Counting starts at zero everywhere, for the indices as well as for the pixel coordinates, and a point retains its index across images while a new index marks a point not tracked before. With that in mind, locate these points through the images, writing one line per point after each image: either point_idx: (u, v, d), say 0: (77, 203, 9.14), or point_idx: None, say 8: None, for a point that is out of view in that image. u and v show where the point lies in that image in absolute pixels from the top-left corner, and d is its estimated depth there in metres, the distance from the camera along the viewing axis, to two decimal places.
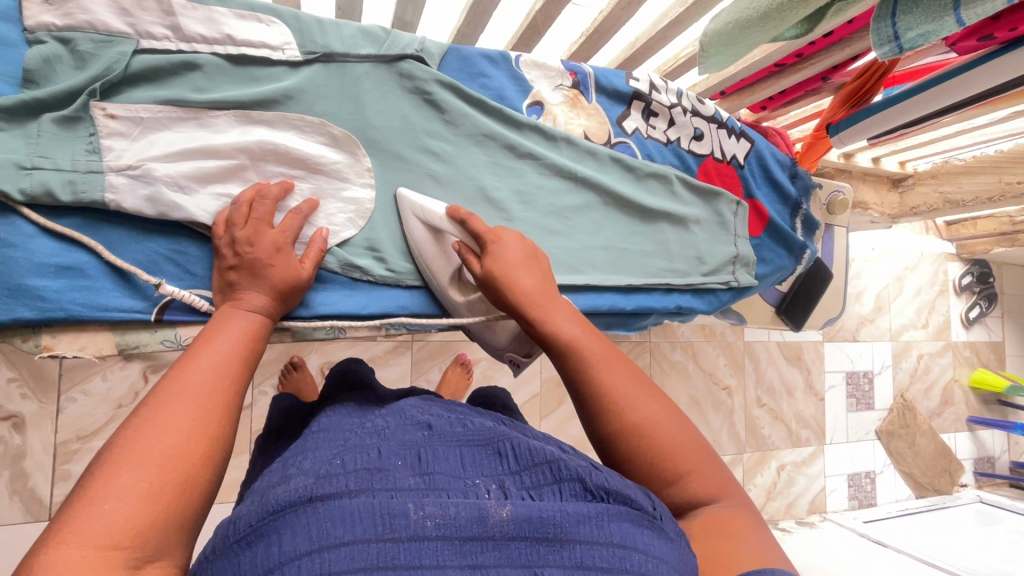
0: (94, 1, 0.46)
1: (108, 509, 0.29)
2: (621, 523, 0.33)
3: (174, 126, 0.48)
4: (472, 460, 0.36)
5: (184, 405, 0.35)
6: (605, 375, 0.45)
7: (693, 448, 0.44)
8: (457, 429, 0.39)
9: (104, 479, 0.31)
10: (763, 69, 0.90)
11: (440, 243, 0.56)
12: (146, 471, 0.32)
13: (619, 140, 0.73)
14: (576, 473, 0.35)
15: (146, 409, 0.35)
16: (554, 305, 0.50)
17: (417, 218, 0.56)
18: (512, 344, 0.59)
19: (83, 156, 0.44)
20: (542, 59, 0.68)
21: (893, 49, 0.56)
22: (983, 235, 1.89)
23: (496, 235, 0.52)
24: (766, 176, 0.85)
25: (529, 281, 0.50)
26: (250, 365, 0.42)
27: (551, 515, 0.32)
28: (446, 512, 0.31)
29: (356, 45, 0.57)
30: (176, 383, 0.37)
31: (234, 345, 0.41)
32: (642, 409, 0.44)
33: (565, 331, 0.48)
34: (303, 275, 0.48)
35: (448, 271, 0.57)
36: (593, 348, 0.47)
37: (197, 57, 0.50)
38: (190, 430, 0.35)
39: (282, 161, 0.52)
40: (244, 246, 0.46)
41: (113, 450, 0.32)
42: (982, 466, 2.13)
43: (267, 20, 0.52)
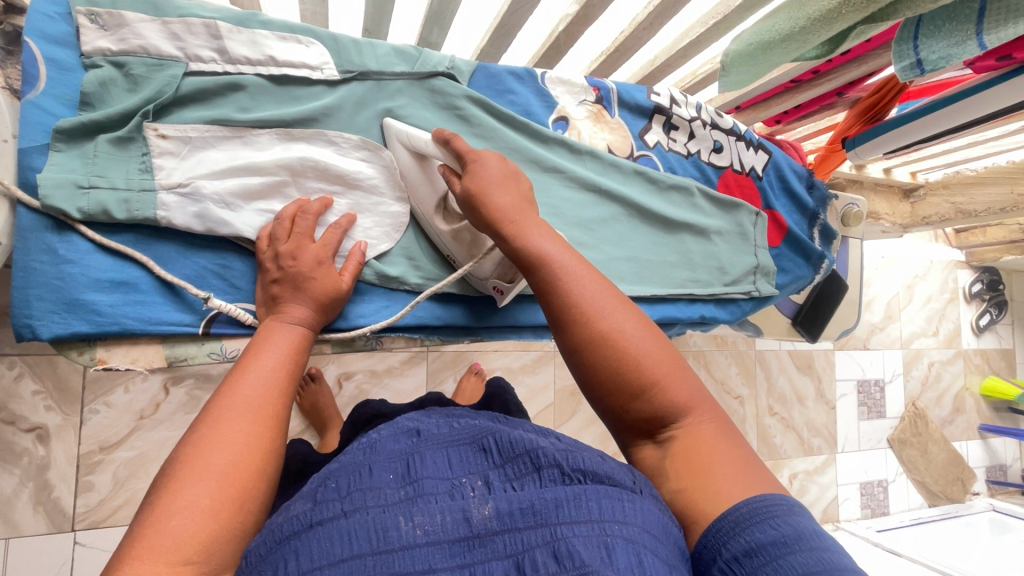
0: (147, 27, 0.47)
1: (177, 524, 0.31)
2: (600, 498, 0.33)
3: (220, 145, 0.50)
4: (459, 459, 0.38)
5: (231, 419, 0.37)
6: (574, 286, 0.45)
7: (665, 360, 0.43)
8: (443, 431, 0.41)
9: (169, 497, 0.32)
10: (779, 84, 0.91)
11: (426, 169, 0.56)
12: (207, 486, 0.33)
13: (641, 153, 0.74)
14: (553, 459, 0.36)
15: (201, 426, 0.36)
16: (529, 219, 0.48)
17: (402, 145, 0.56)
18: (495, 272, 0.56)
19: (136, 175, 0.46)
20: (566, 75, 0.70)
21: (914, 68, 0.57)
22: (993, 243, 1.90)
23: (476, 155, 0.51)
24: (784, 187, 0.86)
25: (504, 200, 0.49)
26: (294, 378, 0.43)
27: (529, 504, 0.33)
28: (433, 520, 0.32)
29: (390, 63, 0.59)
30: (227, 399, 0.38)
31: (280, 358, 0.42)
32: (611, 320, 0.43)
33: (536, 245, 0.47)
34: (343, 287, 0.50)
35: (432, 198, 0.56)
36: (562, 258, 0.46)
37: (242, 78, 0.51)
38: (245, 444, 0.36)
39: (322, 177, 0.53)
40: (288, 259, 0.47)
41: (176, 467, 0.34)
42: (994, 475, 2.12)
43: (307, 41, 0.54)
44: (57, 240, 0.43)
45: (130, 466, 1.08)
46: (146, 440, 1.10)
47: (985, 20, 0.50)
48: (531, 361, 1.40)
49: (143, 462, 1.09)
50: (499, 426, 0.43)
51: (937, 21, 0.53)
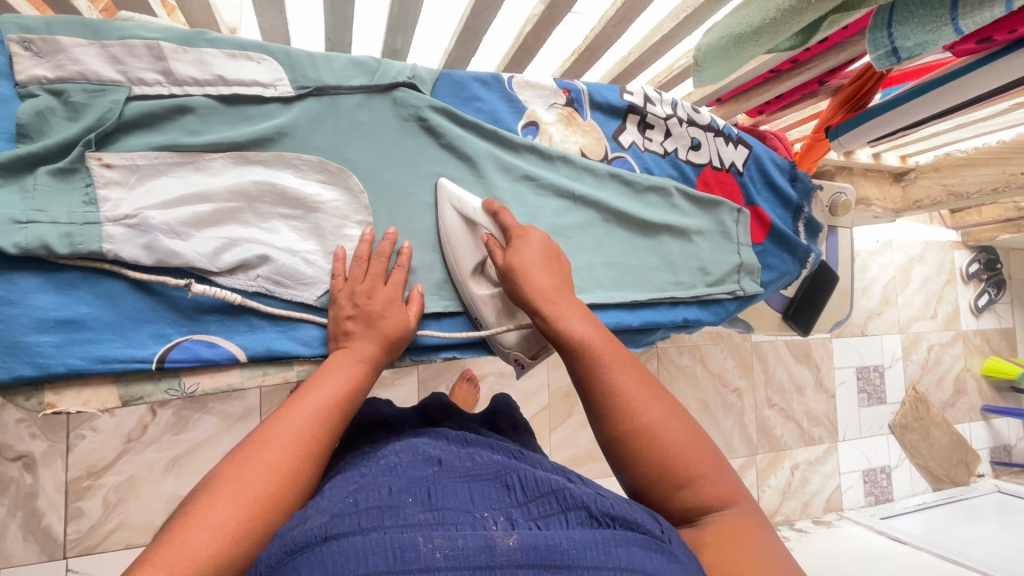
0: (85, 52, 0.46)
1: (199, 538, 0.32)
2: (628, 546, 0.33)
3: (170, 172, 0.48)
4: (481, 493, 0.36)
5: (227, 503, 0.34)
6: (616, 372, 0.45)
7: (704, 452, 0.43)
8: (465, 464, 0.39)
9: (202, 510, 0.34)
10: (758, 75, 0.89)
11: (472, 235, 0.58)
12: (238, 508, 0.34)
13: (616, 155, 0.73)
14: (581, 501, 0.35)
15: (249, 450, 0.39)
16: (568, 303, 0.50)
17: (453, 208, 0.58)
18: (520, 346, 0.59)
19: (79, 208, 0.44)
20: (535, 79, 0.68)
21: (891, 57, 0.55)
22: (988, 222, 1.87)
23: (523, 232, 0.55)
24: (767, 181, 0.84)
25: (544, 281, 0.51)
26: (345, 415, 0.44)
27: (557, 542, 0.32)
28: (455, 544, 0.31)
29: (348, 76, 0.57)
30: (229, 480, 0.36)
31: (331, 395, 0.44)
32: (653, 411, 0.43)
33: (577, 330, 0.48)
34: (411, 326, 0.52)
35: (473, 262, 0.57)
36: (604, 346, 0.47)
37: (189, 100, 0.50)
38: (281, 476, 0.37)
39: (279, 200, 0.52)
40: (363, 297, 0.50)
41: (215, 485, 0.36)
42: (998, 455, 2.10)
43: (257, 58, 0.52)
44: None
45: (119, 491, 1.06)
46: (134, 464, 1.07)
47: (961, 4, 0.48)
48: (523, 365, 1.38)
49: (133, 486, 1.07)
50: (516, 462, 0.42)
51: (910, 7, 0.51)
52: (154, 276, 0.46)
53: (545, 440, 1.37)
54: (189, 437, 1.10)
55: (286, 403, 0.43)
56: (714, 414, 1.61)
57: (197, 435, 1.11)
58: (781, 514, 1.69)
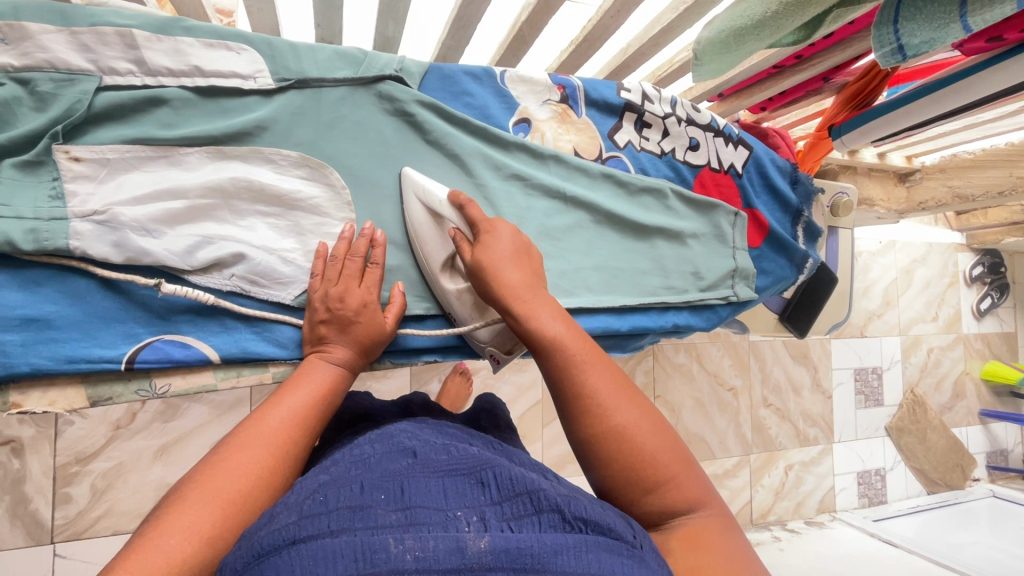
0: (53, 39, 0.44)
1: (170, 544, 0.32)
2: (599, 551, 0.32)
3: (143, 166, 0.46)
4: (455, 490, 0.35)
5: (199, 505, 0.34)
6: (589, 372, 0.43)
7: (674, 454, 0.42)
8: (440, 455, 0.38)
9: (174, 515, 0.33)
10: (762, 71, 0.87)
11: (439, 228, 0.55)
12: (210, 511, 0.34)
13: (611, 155, 0.71)
14: (555, 504, 0.34)
15: (223, 454, 0.38)
16: (540, 301, 0.47)
17: (418, 200, 0.55)
18: (494, 340, 0.56)
19: (45, 202, 0.42)
20: (528, 74, 0.65)
21: (896, 54, 0.53)
22: (994, 225, 1.85)
23: (490, 226, 0.52)
24: (766, 184, 0.82)
25: (516, 277, 0.49)
26: (320, 417, 0.44)
27: (528, 546, 0.31)
28: (426, 546, 0.30)
29: (332, 68, 0.55)
30: (202, 484, 0.35)
31: (308, 397, 0.44)
32: (624, 413, 0.42)
33: (549, 328, 0.45)
34: (387, 330, 0.51)
35: (441, 256, 0.55)
36: (576, 345, 0.45)
37: (164, 92, 0.48)
38: (256, 479, 0.37)
39: (257, 197, 0.50)
40: (335, 301, 0.48)
41: (189, 489, 0.35)
42: (994, 459, 2.10)
43: (237, 48, 0.50)
44: None
45: (107, 478, 1.05)
46: (122, 451, 1.07)
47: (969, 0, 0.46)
48: (517, 360, 1.37)
49: (121, 474, 1.06)
50: (497, 455, 0.40)
51: (917, 4, 0.49)
52: (123, 274, 0.45)
53: (537, 436, 1.37)
54: (178, 425, 1.10)
55: (262, 407, 0.42)
56: (709, 413, 1.60)
57: (186, 424, 1.10)
58: (773, 514, 1.68)
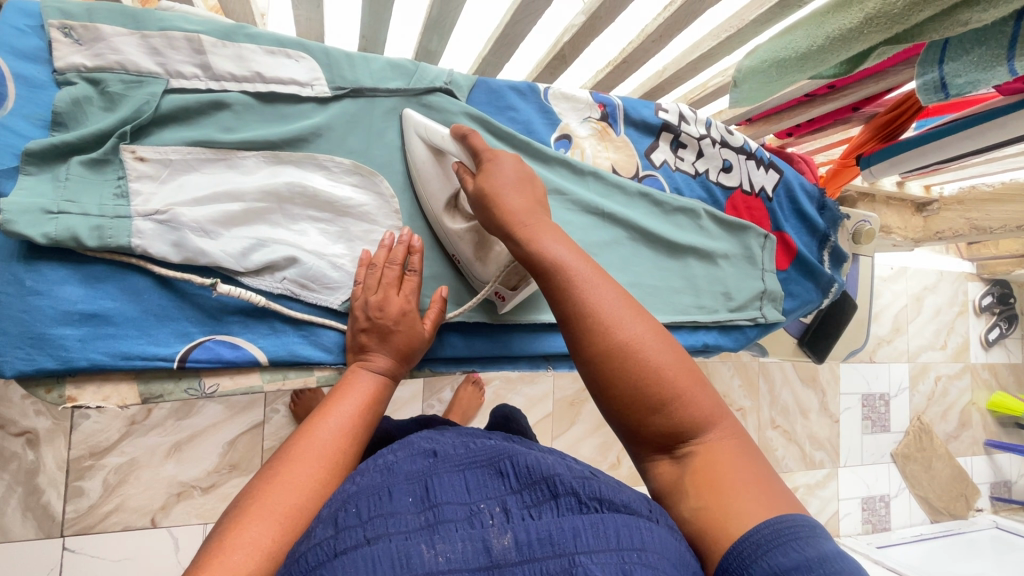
0: (125, 41, 0.45)
1: (234, 560, 0.31)
2: (617, 525, 0.31)
3: (202, 168, 0.47)
4: (476, 483, 0.36)
5: (258, 521, 0.33)
6: (592, 292, 0.42)
7: (684, 370, 0.41)
8: (459, 452, 0.38)
9: (234, 530, 0.33)
10: (792, 98, 0.88)
11: (442, 165, 0.54)
12: (270, 526, 0.33)
13: (647, 173, 0.72)
14: (570, 487, 0.34)
15: (276, 467, 0.37)
16: (542, 225, 0.45)
17: (419, 138, 0.54)
18: (500, 279, 0.54)
19: (110, 201, 0.43)
20: (571, 91, 0.67)
21: (939, 93, 0.54)
22: (1005, 256, 1.86)
23: (493, 155, 0.49)
24: (795, 209, 0.83)
25: (517, 202, 0.47)
26: (367, 428, 0.43)
27: (547, 534, 0.31)
28: (454, 546, 0.31)
29: (385, 78, 0.56)
30: (260, 501, 0.35)
31: (355, 407, 0.43)
32: (630, 330, 0.40)
33: (551, 250, 0.43)
34: (425, 338, 0.50)
35: (444, 195, 0.54)
36: (578, 264, 0.43)
37: (226, 96, 0.49)
38: (311, 491, 0.36)
39: (310, 203, 0.51)
40: (375, 311, 0.48)
41: (246, 503, 0.35)
42: (998, 491, 2.09)
43: (297, 55, 0.51)
44: (26, 271, 0.41)
45: (119, 473, 1.05)
46: (137, 447, 1.07)
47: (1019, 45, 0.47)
48: (530, 371, 1.37)
49: (134, 469, 1.06)
50: (515, 446, 0.41)
51: (965, 45, 0.50)
52: (179, 273, 0.46)
53: None
54: (193, 423, 1.10)
55: (310, 418, 0.42)
56: None
57: (200, 422, 1.10)
58: None
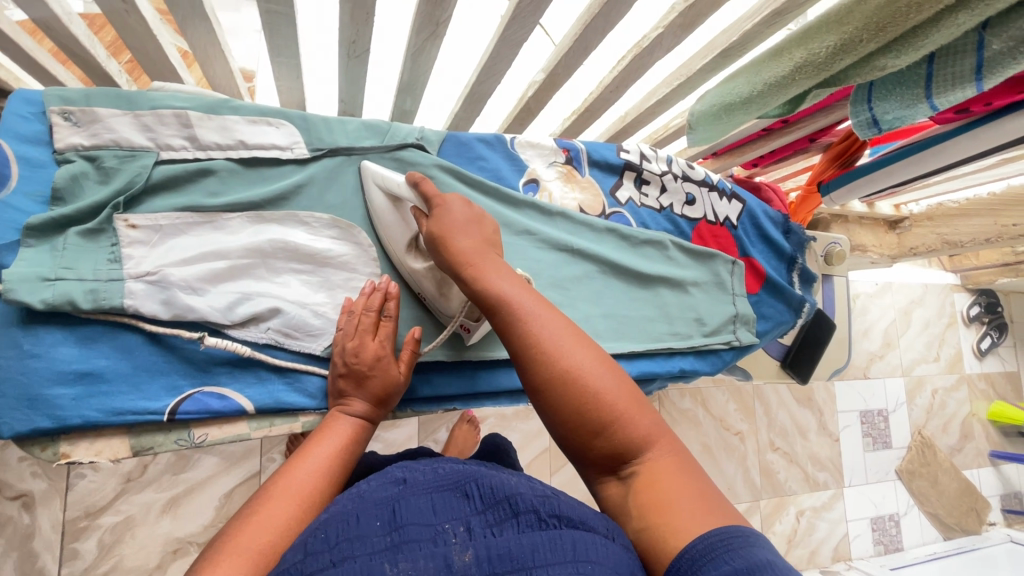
0: (119, 121, 0.49)
1: None
2: (574, 539, 0.34)
3: (191, 231, 0.51)
4: (441, 505, 0.36)
5: (233, 561, 0.35)
6: (534, 328, 0.44)
7: (624, 395, 0.43)
8: (426, 475, 0.39)
9: (209, 571, 0.34)
10: (751, 133, 0.93)
11: (399, 211, 0.57)
12: (243, 565, 0.35)
13: (613, 210, 0.76)
14: (531, 506, 0.36)
15: (250, 509, 0.39)
16: (488, 262, 0.48)
17: (377, 188, 0.57)
18: (463, 312, 0.56)
19: (105, 266, 0.46)
20: (536, 139, 0.72)
21: (872, 128, 0.58)
22: (986, 267, 1.90)
23: (442, 200, 0.52)
24: (760, 234, 0.88)
25: (466, 245, 0.50)
26: (345, 470, 0.46)
27: (507, 550, 0.33)
28: (417, 565, 0.32)
29: (360, 138, 0.61)
30: (235, 542, 0.36)
31: (331, 446, 0.46)
32: (570, 362, 0.43)
33: (495, 289, 0.46)
34: (402, 382, 0.53)
35: (404, 238, 0.57)
36: (520, 301, 0.46)
37: (212, 163, 0.53)
38: (285, 529, 0.38)
39: (291, 257, 0.55)
40: (352, 357, 0.51)
41: (219, 547, 0.36)
42: (1010, 503, 2.06)
43: (277, 123, 0.56)
44: (24, 336, 0.44)
45: (115, 533, 1.05)
46: (132, 504, 1.07)
47: (934, 85, 0.51)
48: (524, 407, 1.38)
49: (129, 527, 1.06)
50: (481, 467, 0.42)
51: (888, 85, 0.55)
52: (169, 329, 0.49)
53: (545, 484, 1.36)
54: (189, 476, 1.10)
55: (288, 462, 0.44)
56: (717, 458, 1.59)
57: (196, 475, 1.11)
58: None
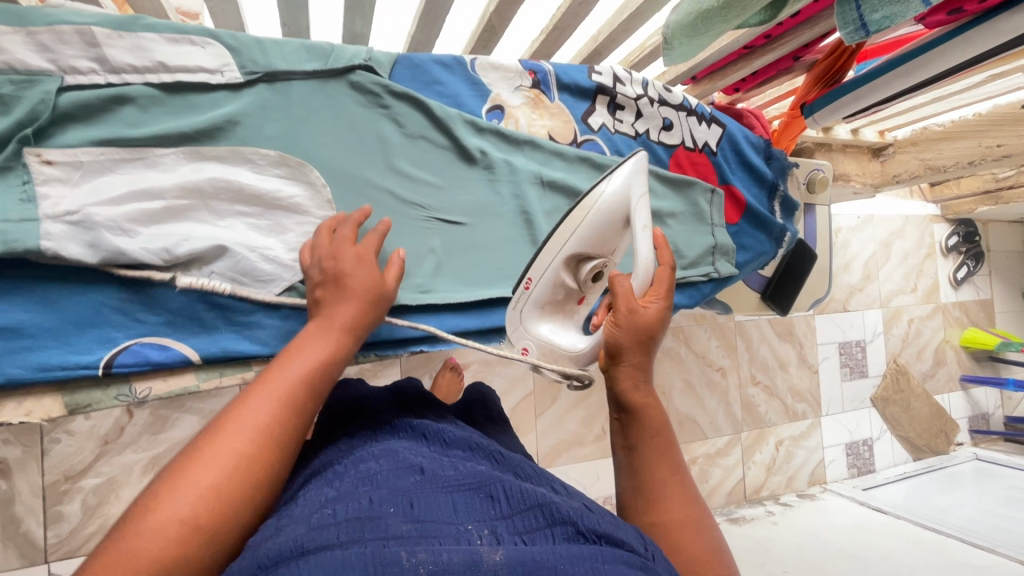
0: (11, 40, 0.43)
1: (150, 537, 0.30)
2: (616, 564, 0.31)
3: (118, 169, 0.46)
4: (464, 506, 0.35)
5: (186, 492, 0.32)
6: (658, 446, 0.46)
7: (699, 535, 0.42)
8: (447, 472, 0.37)
9: (161, 500, 0.31)
10: (733, 52, 0.88)
11: (607, 235, 0.58)
12: (197, 497, 0.32)
13: (585, 138, 0.71)
14: (568, 517, 0.34)
15: (220, 428, 0.36)
16: (649, 370, 0.50)
17: (627, 196, 0.56)
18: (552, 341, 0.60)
19: (16, 205, 0.41)
20: (499, 60, 0.65)
21: (859, 32, 0.54)
22: (967, 195, 1.90)
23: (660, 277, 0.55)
24: (741, 161, 0.83)
25: (646, 332, 0.51)
26: (323, 387, 0.41)
27: (544, 558, 0.30)
28: (440, 557, 0.29)
29: (299, 60, 0.54)
30: (193, 468, 0.33)
31: (284, 381, 0.39)
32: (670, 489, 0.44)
33: (639, 394, 0.49)
34: (382, 290, 0.48)
35: (576, 252, 0.57)
36: (655, 415, 0.48)
37: (128, 89, 0.47)
38: (249, 458, 0.35)
39: (236, 197, 0.50)
40: (330, 262, 0.47)
41: (180, 469, 0.33)
42: (977, 424, 2.15)
43: (202, 42, 0.50)
44: None
45: (98, 494, 1.04)
46: (113, 466, 1.05)
47: None
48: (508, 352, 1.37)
49: (113, 488, 1.05)
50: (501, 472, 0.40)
51: None
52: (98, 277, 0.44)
53: (531, 426, 1.37)
54: (169, 435, 1.09)
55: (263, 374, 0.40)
56: (699, 394, 1.62)
57: (177, 434, 1.09)
58: (765, 489, 1.70)
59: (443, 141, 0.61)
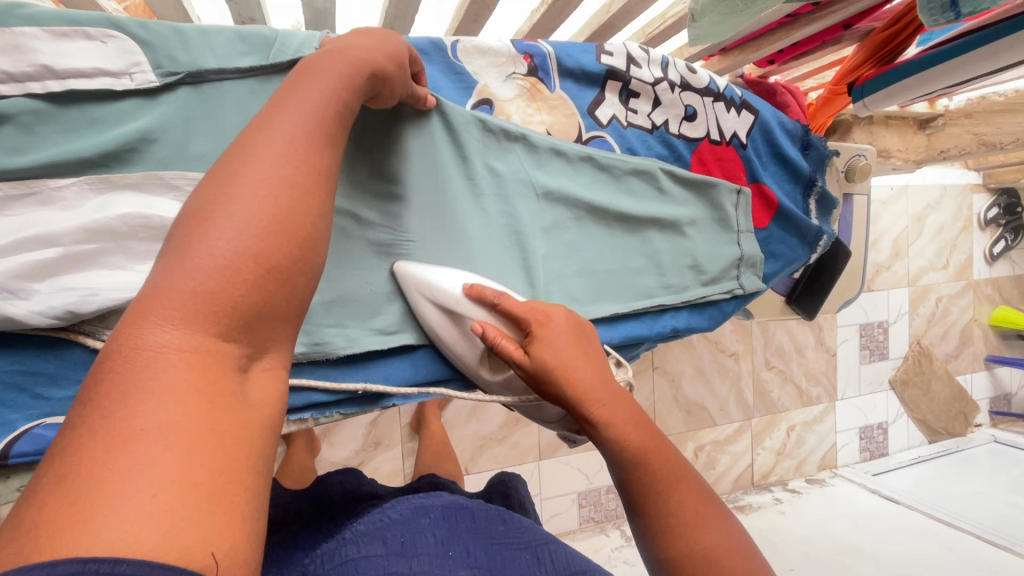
0: None
1: (182, 302, 0.24)
2: None
3: (7, 210, 0.37)
4: (513, 558, 0.40)
5: (219, 238, 0.25)
6: (668, 488, 0.38)
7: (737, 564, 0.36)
8: (498, 526, 0.43)
9: (182, 261, 0.25)
10: (772, 21, 0.74)
11: (458, 327, 0.48)
12: (236, 249, 0.26)
13: (592, 135, 0.60)
14: None
15: (224, 171, 0.28)
16: (620, 404, 0.41)
17: (427, 300, 0.48)
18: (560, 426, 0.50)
19: None
20: (487, 43, 0.54)
21: (948, 13, 0.45)
22: (1015, 164, 1.73)
23: (542, 314, 0.44)
24: (774, 153, 0.72)
25: (590, 376, 0.41)
26: (343, 120, 0.34)
27: None
28: None
29: (233, 55, 0.44)
30: (214, 214, 0.26)
31: (295, 127, 0.31)
32: (702, 532, 0.37)
33: (628, 436, 0.39)
34: (393, 42, 0.40)
35: (474, 355, 0.49)
36: (656, 452, 0.39)
37: (5, 104, 0.37)
38: (277, 195, 0.28)
39: (160, 236, 0.40)
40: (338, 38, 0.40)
41: (194, 222, 0.26)
42: (997, 405, 2.07)
43: (101, 35, 0.39)
44: None
45: None
46: None
47: None
48: None
49: None
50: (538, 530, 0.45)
51: None
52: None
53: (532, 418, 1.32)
54: None
55: (265, 108, 0.32)
56: (709, 380, 1.54)
57: None
58: (774, 475, 1.65)
59: (417, 141, 0.49)
